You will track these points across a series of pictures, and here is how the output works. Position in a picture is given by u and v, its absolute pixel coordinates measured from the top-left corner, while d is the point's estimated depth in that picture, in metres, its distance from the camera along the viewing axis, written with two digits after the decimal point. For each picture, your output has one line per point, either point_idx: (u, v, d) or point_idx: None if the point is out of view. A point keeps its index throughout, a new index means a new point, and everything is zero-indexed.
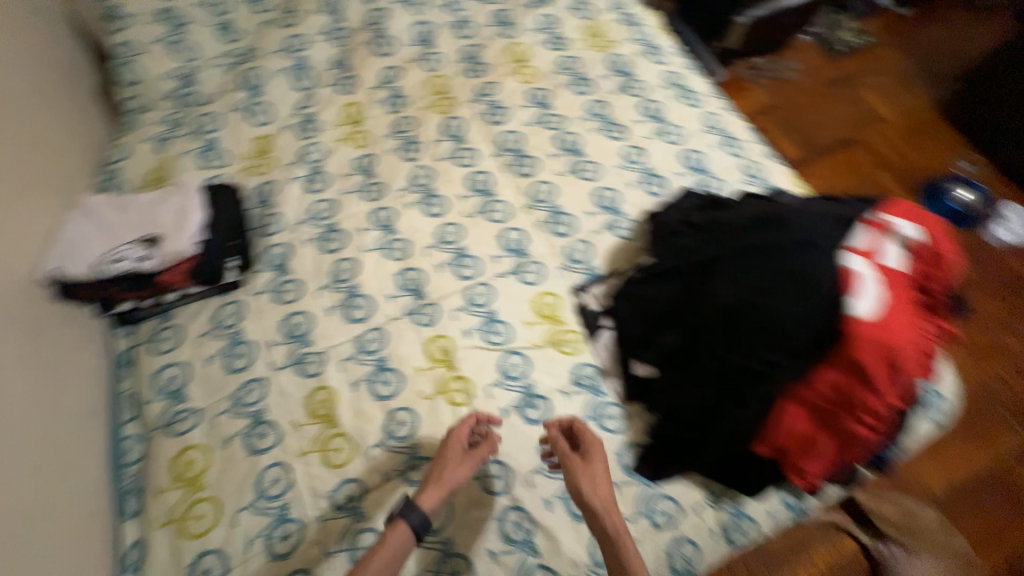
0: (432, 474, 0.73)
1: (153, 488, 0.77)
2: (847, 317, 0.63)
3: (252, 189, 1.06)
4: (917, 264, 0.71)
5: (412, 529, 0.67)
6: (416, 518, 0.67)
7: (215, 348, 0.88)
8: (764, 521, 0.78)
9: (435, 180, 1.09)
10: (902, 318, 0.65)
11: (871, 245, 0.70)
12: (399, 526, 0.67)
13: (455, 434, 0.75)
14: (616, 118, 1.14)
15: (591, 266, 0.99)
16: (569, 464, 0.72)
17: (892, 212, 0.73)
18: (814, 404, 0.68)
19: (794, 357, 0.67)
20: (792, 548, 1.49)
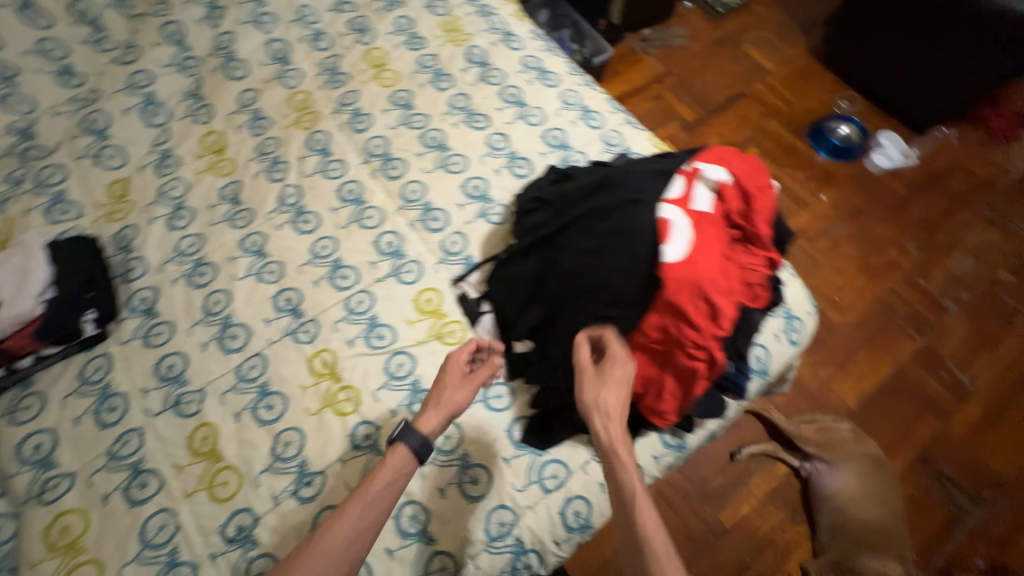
0: (431, 398, 0.76)
1: (28, 562, 0.75)
2: (660, 264, 0.69)
3: (110, 236, 1.02)
4: (730, 202, 0.77)
5: (412, 450, 0.71)
6: (415, 441, 0.71)
7: (83, 406, 0.85)
8: (648, 465, 0.83)
9: (304, 197, 1.07)
10: (712, 256, 0.71)
11: (685, 193, 0.75)
12: (399, 447, 0.71)
13: (454, 359, 0.78)
14: (478, 108, 1.17)
15: (468, 255, 1.01)
16: (581, 374, 0.70)
17: (701, 160, 0.79)
18: (653, 349, 0.73)
19: (629, 306, 0.73)
20: (733, 484, 1.57)
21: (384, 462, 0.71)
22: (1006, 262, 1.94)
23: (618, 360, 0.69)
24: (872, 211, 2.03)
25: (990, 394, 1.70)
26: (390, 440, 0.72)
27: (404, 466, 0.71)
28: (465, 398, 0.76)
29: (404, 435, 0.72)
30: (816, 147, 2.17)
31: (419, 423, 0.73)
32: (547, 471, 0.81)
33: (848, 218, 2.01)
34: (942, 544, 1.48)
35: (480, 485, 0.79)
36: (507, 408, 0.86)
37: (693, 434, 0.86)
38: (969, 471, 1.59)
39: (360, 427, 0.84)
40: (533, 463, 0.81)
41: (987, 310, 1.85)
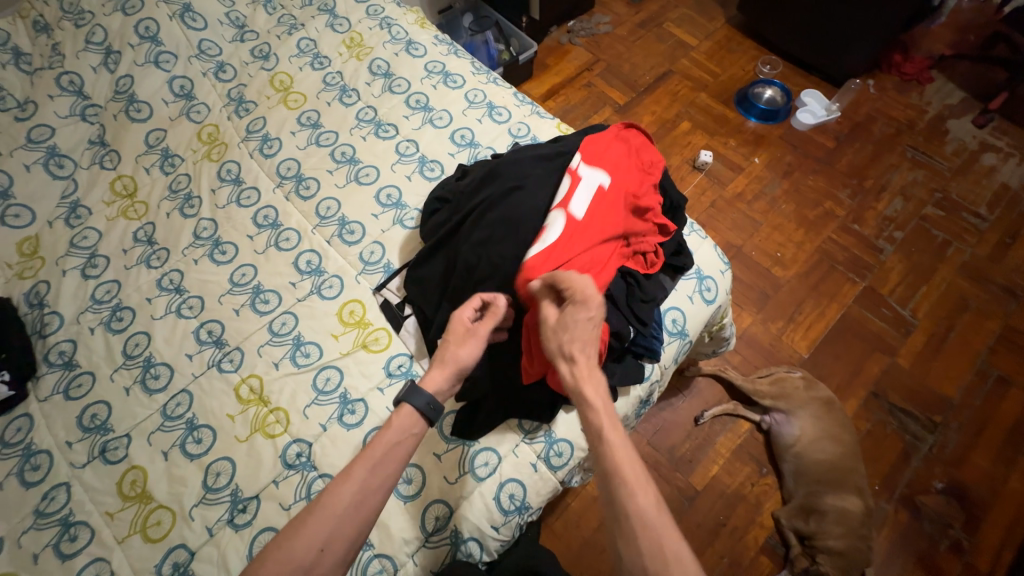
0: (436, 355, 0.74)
1: None
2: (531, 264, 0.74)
3: (24, 295, 1.01)
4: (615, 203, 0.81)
5: (418, 408, 0.70)
6: (421, 400, 0.69)
7: (7, 468, 0.84)
8: (578, 439, 0.85)
9: (220, 228, 1.07)
10: (584, 254, 0.75)
11: (568, 193, 0.79)
12: (404, 407, 0.71)
13: (455, 316, 0.74)
14: (386, 119, 1.18)
15: (387, 263, 1.02)
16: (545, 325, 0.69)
17: (587, 163, 0.83)
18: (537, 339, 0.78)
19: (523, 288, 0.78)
20: (700, 446, 1.62)
21: (389, 422, 0.70)
22: (934, 197, 2.01)
23: (583, 305, 0.67)
24: (803, 167, 2.09)
25: (934, 324, 1.76)
26: (395, 401, 0.72)
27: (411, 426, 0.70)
28: (470, 352, 0.72)
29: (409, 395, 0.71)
30: (744, 114, 2.23)
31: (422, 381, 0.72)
32: (478, 460, 0.82)
33: (782, 177, 2.07)
34: (902, 473, 1.53)
35: (414, 483, 0.81)
36: None
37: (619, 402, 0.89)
38: (922, 400, 1.64)
39: (291, 447, 0.85)
40: (464, 454, 0.83)
41: (922, 244, 1.92)
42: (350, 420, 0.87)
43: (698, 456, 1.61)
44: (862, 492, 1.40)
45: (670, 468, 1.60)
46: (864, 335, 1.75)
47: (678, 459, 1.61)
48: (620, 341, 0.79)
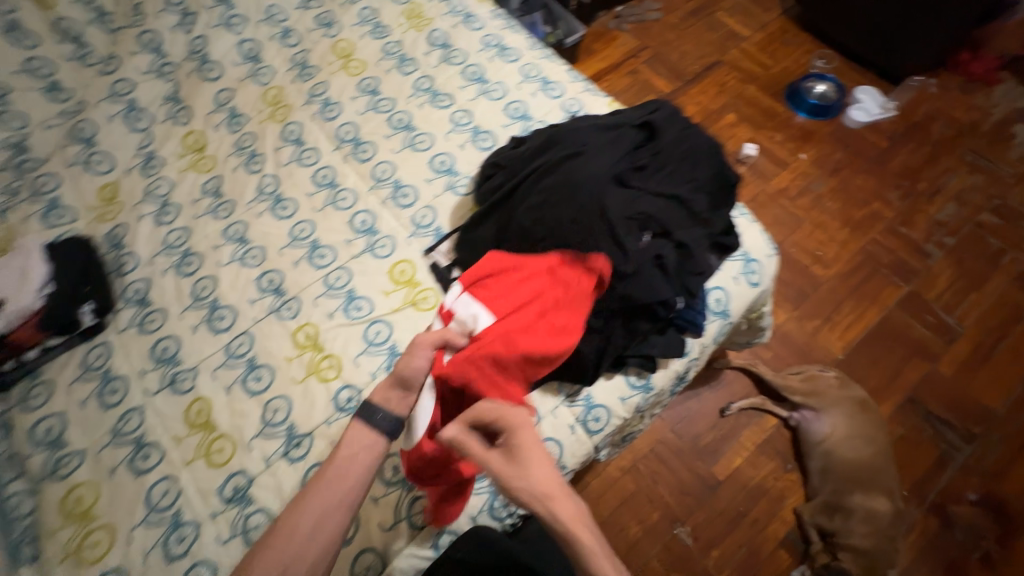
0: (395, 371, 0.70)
1: (45, 531, 0.81)
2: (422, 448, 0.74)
3: (103, 236, 1.08)
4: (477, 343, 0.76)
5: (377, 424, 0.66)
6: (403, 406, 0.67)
7: (88, 390, 0.91)
8: (615, 406, 0.88)
9: (282, 185, 1.13)
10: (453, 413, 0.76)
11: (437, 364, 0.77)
12: (355, 428, 0.66)
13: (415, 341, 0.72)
14: (442, 88, 1.20)
15: (438, 227, 1.06)
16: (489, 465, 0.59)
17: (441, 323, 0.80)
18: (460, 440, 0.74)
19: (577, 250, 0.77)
20: (724, 437, 1.62)
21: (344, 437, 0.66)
22: (992, 204, 1.92)
23: (513, 436, 0.61)
24: (852, 165, 2.03)
25: (981, 334, 1.70)
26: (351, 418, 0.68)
27: (369, 445, 0.66)
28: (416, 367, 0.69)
29: (365, 413, 0.67)
30: (794, 109, 2.17)
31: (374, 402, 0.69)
32: None
33: (829, 175, 2.01)
34: (934, 480, 1.49)
35: None
36: None
37: (657, 374, 0.90)
38: (962, 409, 1.59)
39: (342, 392, 0.90)
40: None
41: (974, 252, 1.84)
42: None
43: (722, 446, 1.61)
44: (891, 494, 1.40)
45: (693, 457, 1.60)
46: (905, 340, 1.70)
47: (702, 449, 1.61)
48: (667, 309, 0.79)
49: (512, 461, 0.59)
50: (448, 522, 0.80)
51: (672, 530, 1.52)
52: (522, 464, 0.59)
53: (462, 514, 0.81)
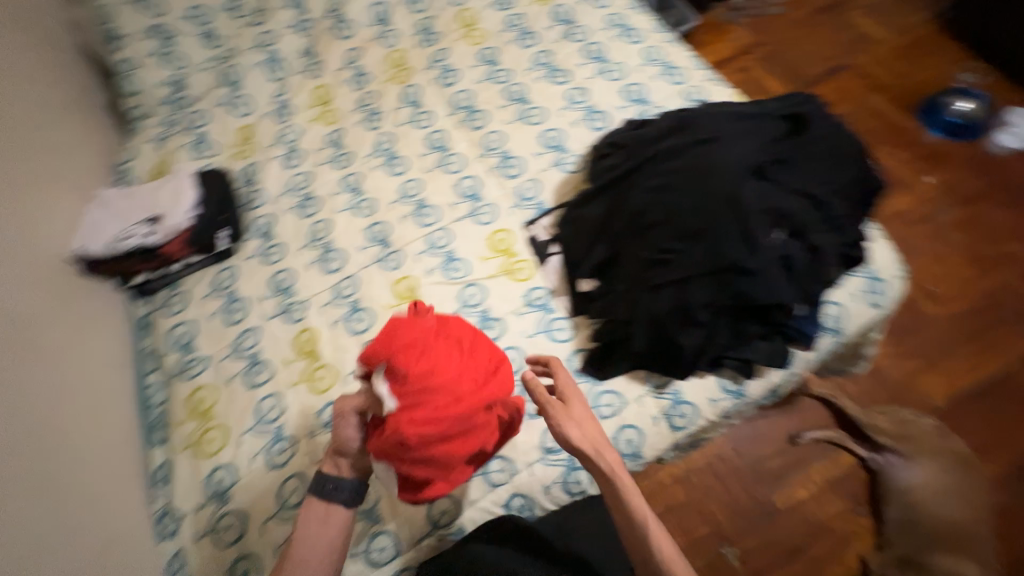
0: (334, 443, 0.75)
1: (172, 421, 0.91)
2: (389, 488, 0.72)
3: (239, 172, 1.19)
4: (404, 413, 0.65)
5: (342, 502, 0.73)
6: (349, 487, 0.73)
7: (216, 306, 1.02)
8: (704, 406, 0.86)
9: (397, 144, 1.18)
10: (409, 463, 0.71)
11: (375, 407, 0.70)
12: (313, 501, 0.74)
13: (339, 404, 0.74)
14: (559, 64, 1.20)
15: (541, 201, 1.07)
16: (549, 408, 0.73)
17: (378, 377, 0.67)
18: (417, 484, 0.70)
19: (700, 238, 0.74)
20: (789, 465, 1.51)
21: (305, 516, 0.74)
22: None
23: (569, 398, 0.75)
24: (989, 196, 1.79)
25: None
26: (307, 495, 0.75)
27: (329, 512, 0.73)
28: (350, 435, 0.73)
29: (318, 488, 0.74)
30: (926, 126, 1.94)
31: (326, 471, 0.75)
32: (601, 400, 0.86)
33: (959, 204, 1.79)
34: None
35: None
36: (568, 339, 0.93)
37: (753, 382, 0.86)
38: None
39: None
40: (589, 390, 0.87)
41: None
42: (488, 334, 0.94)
43: (786, 474, 1.50)
44: (982, 562, 1.27)
45: (752, 478, 1.51)
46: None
47: (762, 472, 1.51)
48: (784, 314, 0.75)
49: (575, 411, 0.73)
50: (522, 486, 0.81)
51: (719, 548, 1.45)
52: (580, 418, 0.72)
53: (537, 481, 0.82)
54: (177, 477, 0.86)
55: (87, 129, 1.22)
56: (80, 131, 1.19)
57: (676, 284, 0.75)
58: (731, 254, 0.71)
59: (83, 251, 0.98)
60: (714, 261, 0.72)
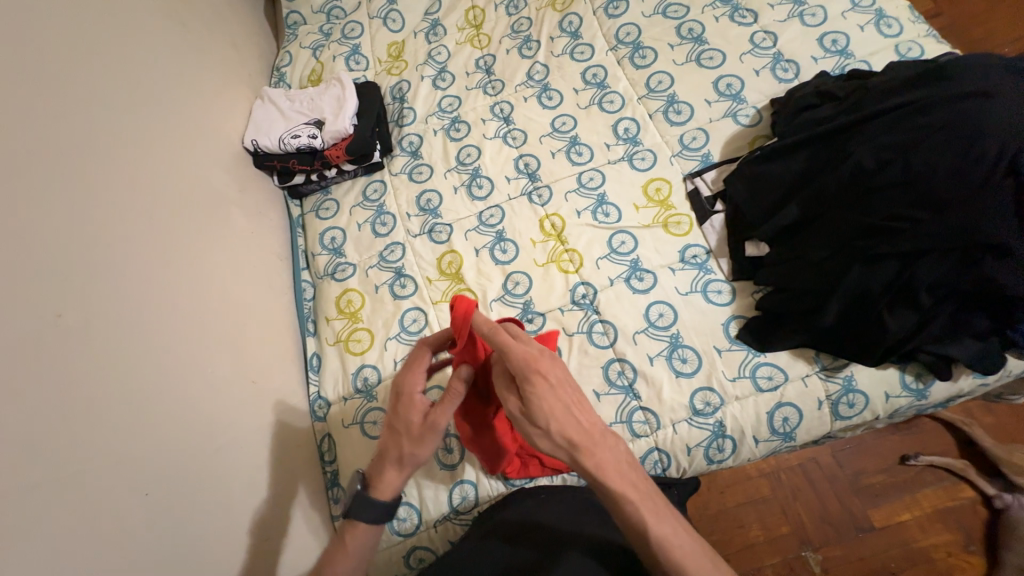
0: (389, 453, 0.62)
1: (324, 316, 0.97)
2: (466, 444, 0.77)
3: (389, 88, 1.18)
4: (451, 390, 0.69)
5: (375, 522, 0.62)
6: (384, 510, 0.61)
7: (364, 216, 1.03)
8: (875, 399, 0.78)
9: (550, 75, 1.11)
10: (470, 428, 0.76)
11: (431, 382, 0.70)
12: (353, 523, 0.62)
13: (407, 401, 0.61)
14: (746, 3, 1.07)
15: (707, 154, 0.97)
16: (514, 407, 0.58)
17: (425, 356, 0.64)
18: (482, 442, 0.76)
19: (949, 209, 0.65)
20: (889, 483, 1.18)
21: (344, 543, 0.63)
22: None
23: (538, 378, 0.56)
24: None
25: None
26: (345, 517, 0.63)
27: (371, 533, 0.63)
28: (423, 451, 0.60)
29: (362, 509, 0.61)
30: None
31: (375, 489, 0.62)
32: (761, 371, 0.80)
33: None
34: None
35: (690, 364, 0.82)
36: (726, 304, 0.85)
37: (940, 384, 0.77)
38: None
39: (579, 287, 0.90)
40: (746, 359, 0.81)
41: None
42: (637, 285, 0.89)
43: (884, 491, 1.17)
44: None
45: (846, 486, 1.18)
46: None
47: (859, 483, 1.19)
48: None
49: (540, 409, 0.55)
50: (663, 442, 0.79)
51: (796, 548, 1.14)
52: (550, 411, 0.55)
53: (680, 440, 0.79)
54: (327, 368, 0.92)
55: (252, 33, 1.26)
56: (247, 33, 1.23)
57: (901, 255, 0.69)
58: (988, 231, 0.63)
59: (255, 144, 1.03)
60: (957, 237, 0.64)
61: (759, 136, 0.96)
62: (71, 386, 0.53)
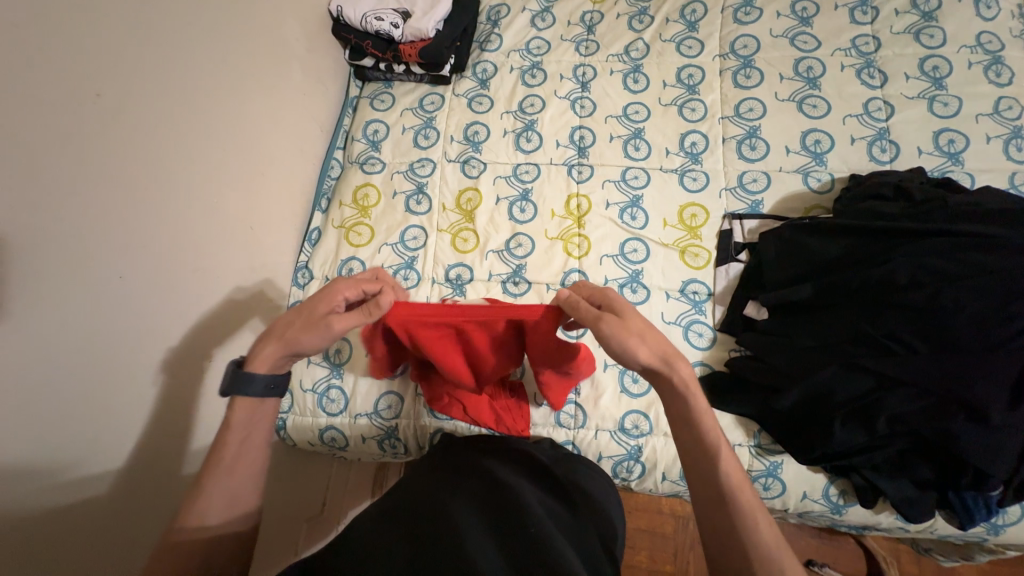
0: (279, 328, 0.63)
1: (338, 199, 1.01)
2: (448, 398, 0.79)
3: (487, 8, 1.15)
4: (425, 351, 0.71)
5: (252, 394, 0.60)
6: (259, 384, 0.60)
7: (412, 123, 1.04)
8: (792, 493, 0.78)
9: (646, 58, 1.05)
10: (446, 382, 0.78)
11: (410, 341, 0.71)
12: (237, 398, 0.60)
13: (326, 295, 0.63)
14: (882, 63, 0.97)
15: (759, 202, 0.92)
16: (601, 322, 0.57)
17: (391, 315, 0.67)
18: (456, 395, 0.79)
19: (952, 354, 0.64)
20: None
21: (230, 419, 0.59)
22: None
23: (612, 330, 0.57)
24: None
25: None
26: (224, 395, 0.60)
27: (257, 410, 0.61)
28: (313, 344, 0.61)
29: (237, 385, 0.59)
30: None
31: (249, 365, 0.61)
32: None
33: None
34: None
35: (638, 386, 0.83)
36: (701, 349, 0.85)
37: (860, 509, 0.77)
38: None
39: (573, 273, 0.91)
40: None
41: None
42: (628, 295, 0.88)
43: None
44: None
45: None
46: None
47: None
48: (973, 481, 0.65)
49: (635, 324, 0.57)
50: (580, 441, 0.82)
51: None
52: (639, 331, 0.57)
53: (596, 446, 0.82)
54: (322, 245, 0.97)
55: None
56: None
57: (879, 376, 0.68)
58: (975, 392, 0.62)
59: (339, 12, 1.04)
60: (944, 384, 0.64)
61: (818, 207, 0.90)
62: (103, 163, 0.59)
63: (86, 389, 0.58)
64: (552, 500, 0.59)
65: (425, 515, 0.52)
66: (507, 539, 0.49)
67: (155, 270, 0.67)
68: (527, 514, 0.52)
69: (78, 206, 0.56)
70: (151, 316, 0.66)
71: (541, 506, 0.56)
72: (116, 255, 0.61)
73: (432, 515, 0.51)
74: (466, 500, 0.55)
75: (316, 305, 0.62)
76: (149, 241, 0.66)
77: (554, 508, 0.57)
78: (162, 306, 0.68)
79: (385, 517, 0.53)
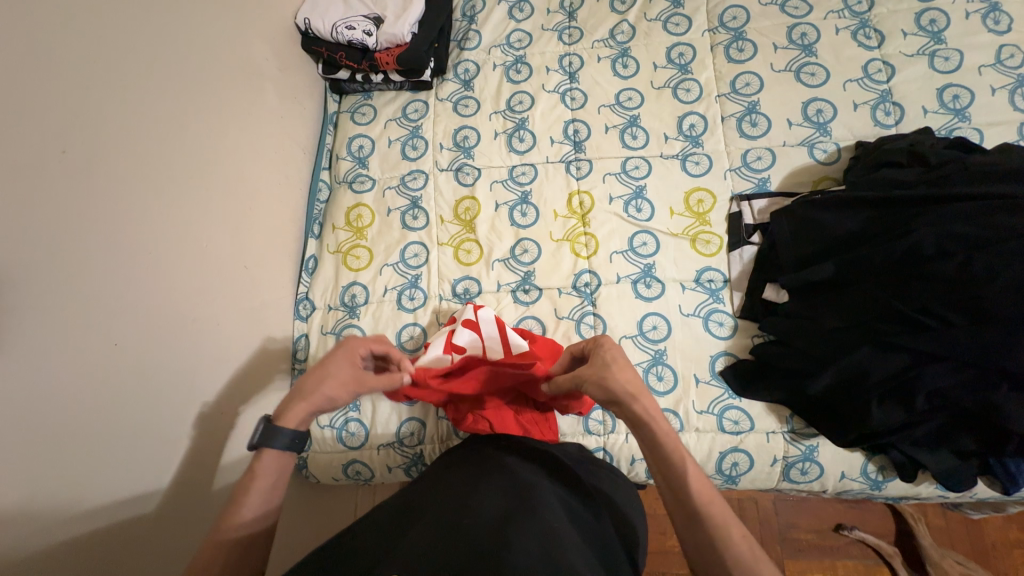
0: (302, 385, 0.61)
1: (331, 223, 0.96)
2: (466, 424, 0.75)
3: (461, 3, 1.09)
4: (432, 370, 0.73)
5: (284, 448, 0.57)
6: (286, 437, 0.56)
7: (397, 134, 0.99)
8: (830, 473, 0.77)
9: (634, 40, 1.00)
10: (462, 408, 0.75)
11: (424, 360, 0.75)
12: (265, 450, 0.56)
13: (346, 350, 0.64)
14: (877, 22, 0.93)
15: (765, 179, 0.89)
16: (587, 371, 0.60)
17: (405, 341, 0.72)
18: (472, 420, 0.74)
19: (988, 324, 0.63)
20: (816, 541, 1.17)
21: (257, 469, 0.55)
22: None
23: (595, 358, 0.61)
24: None
25: None
26: (251, 448, 0.56)
27: (283, 464, 0.57)
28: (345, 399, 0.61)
29: (267, 438, 0.56)
30: None
31: (280, 419, 0.58)
32: (730, 413, 0.78)
33: None
34: None
35: (666, 384, 0.80)
36: (723, 339, 0.83)
37: (898, 482, 0.76)
38: None
39: (584, 274, 0.88)
40: (720, 397, 0.79)
41: None
42: (643, 291, 0.86)
43: (807, 546, 1.17)
44: None
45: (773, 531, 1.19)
46: None
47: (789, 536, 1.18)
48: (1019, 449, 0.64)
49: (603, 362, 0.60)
50: (611, 446, 0.81)
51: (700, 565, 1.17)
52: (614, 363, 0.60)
53: (628, 449, 0.80)
54: (320, 272, 0.93)
55: None
56: None
57: (915, 352, 0.66)
58: (1016, 361, 0.61)
59: (307, 25, 0.98)
60: (983, 355, 0.62)
61: (827, 178, 0.88)
62: (80, 225, 0.54)
63: (92, 468, 0.54)
64: (577, 499, 0.57)
65: (451, 504, 0.51)
66: (532, 524, 0.48)
67: (149, 330, 0.62)
68: (550, 512, 0.50)
69: (56, 275, 0.52)
70: (152, 377, 0.62)
71: (562, 504, 0.54)
72: (107, 320, 0.57)
73: (451, 509, 0.50)
74: (491, 494, 0.52)
75: (334, 362, 0.62)
76: (140, 299, 0.61)
77: (580, 505, 0.56)
78: (161, 366, 0.64)
79: (406, 524, 0.49)
